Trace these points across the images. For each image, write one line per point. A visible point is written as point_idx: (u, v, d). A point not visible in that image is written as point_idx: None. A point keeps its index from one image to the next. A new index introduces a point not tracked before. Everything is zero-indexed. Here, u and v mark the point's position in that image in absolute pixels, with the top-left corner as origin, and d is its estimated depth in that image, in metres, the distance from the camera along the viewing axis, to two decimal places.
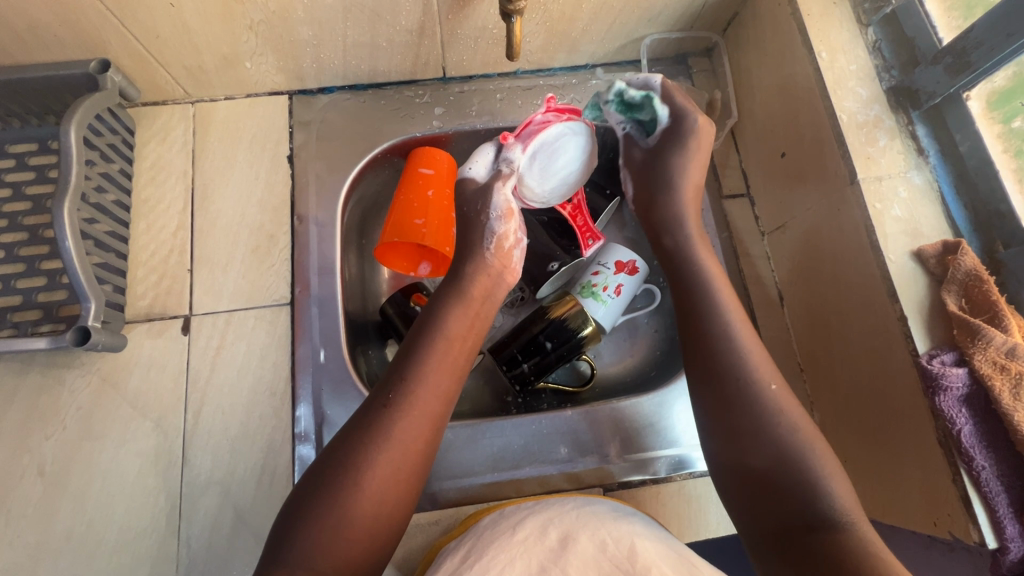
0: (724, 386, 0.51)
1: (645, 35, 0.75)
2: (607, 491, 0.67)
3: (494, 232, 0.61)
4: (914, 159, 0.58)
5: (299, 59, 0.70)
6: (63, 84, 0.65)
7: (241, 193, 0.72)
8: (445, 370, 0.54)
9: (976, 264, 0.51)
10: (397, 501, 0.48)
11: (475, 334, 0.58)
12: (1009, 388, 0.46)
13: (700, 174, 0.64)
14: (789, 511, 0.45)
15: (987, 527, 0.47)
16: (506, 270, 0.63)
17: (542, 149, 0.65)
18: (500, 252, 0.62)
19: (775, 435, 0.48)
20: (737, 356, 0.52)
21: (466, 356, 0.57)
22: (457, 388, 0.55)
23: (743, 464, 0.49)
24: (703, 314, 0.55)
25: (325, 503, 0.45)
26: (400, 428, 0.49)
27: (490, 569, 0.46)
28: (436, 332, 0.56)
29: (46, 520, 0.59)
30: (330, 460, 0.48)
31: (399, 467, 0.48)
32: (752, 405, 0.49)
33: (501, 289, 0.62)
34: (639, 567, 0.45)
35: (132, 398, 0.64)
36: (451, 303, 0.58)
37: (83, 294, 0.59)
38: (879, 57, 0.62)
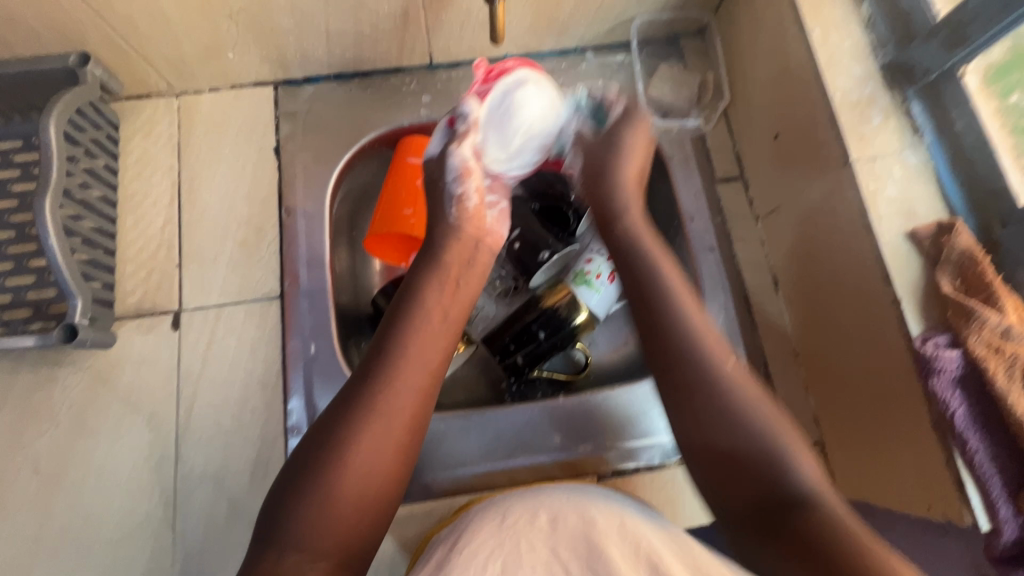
0: (681, 374, 0.50)
1: (636, 15, 0.74)
2: (600, 479, 0.67)
3: (454, 196, 0.60)
4: (910, 138, 0.56)
5: (283, 48, 0.69)
6: (43, 79, 0.64)
7: (228, 186, 0.72)
8: (429, 342, 0.53)
9: (971, 244, 0.50)
10: (386, 476, 0.48)
11: (457, 305, 0.57)
12: (1004, 368, 0.45)
13: (643, 156, 0.63)
14: (763, 489, 0.45)
15: (981, 510, 0.47)
16: (482, 234, 0.61)
17: (499, 102, 0.59)
18: (465, 214, 0.60)
19: (738, 418, 0.47)
20: (689, 341, 0.51)
21: (451, 325, 0.56)
22: (444, 359, 0.54)
23: (708, 442, 0.48)
24: (656, 311, 0.53)
25: (315, 483, 0.45)
26: (385, 402, 0.49)
27: (480, 552, 0.46)
28: (417, 304, 0.55)
29: (43, 515, 0.60)
30: (316, 441, 0.47)
31: (387, 440, 0.48)
32: (709, 393, 0.49)
33: (480, 254, 0.61)
34: (630, 539, 0.46)
35: (124, 394, 0.64)
36: (429, 274, 0.57)
37: (70, 291, 0.59)
38: (874, 32, 0.60)
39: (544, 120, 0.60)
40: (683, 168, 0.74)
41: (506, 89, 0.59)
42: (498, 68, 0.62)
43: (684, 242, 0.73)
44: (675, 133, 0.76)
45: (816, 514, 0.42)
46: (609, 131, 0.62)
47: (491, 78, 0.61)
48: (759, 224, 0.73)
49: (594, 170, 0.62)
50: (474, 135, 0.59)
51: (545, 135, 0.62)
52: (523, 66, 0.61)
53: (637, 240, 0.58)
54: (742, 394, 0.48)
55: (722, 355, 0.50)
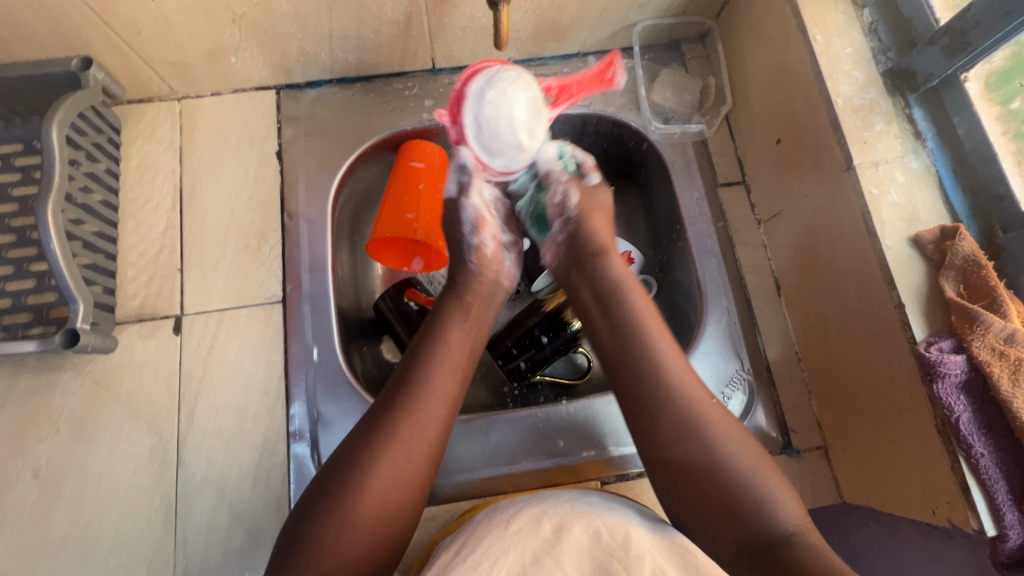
0: (657, 421, 0.51)
1: (637, 21, 0.74)
2: (604, 484, 0.66)
3: (472, 245, 0.61)
4: (912, 143, 0.57)
5: (285, 53, 0.69)
6: (44, 83, 0.64)
7: (230, 190, 0.72)
8: (448, 369, 0.54)
9: (974, 249, 0.50)
10: (405, 499, 0.48)
11: (476, 337, 0.58)
12: (1008, 373, 0.45)
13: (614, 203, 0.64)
14: (749, 531, 0.46)
15: (986, 515, 0.46)
16: (500, 273, 0.62)
17: (478, 126, 0.56)
18: (484, 258, 0.61)
19: (721, 463, 0.49)
20: (669, 385, 0.52)
21: (468, 357, 0.56)
22: (461, 389, 0.54)
23: (693, 483, 0.49)
24: (633, 361, 0.54)
25: (332, 506, 0.46)
26: (404, 428, 0.49)
27: (483, 563, 0.45)
28: (438, 334, 0.56)
29: (42, 522, 0.59)
30: (339, 464, 0.48)
31: (403, 467, 0.48)
32: (691, 440, 0.50)
33: (499, 292, 0.62)
34: (633, 555, 0.45)
35: (125, 399, 0.63)
36: (451, 308, 0.58)
37: (71, 296, 0.59)
38: (875, 39, 0.60)
39: (531, 112, 0.56)
40: (685, 172, 0.75)
41: (478, 112, 0.56)
42: (455, 96, 0.58)
43: (686, 246, 0.73)
44: (676, 138, 0.76)
45: (796, 552, 0.44)
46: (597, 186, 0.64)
47: (455, 109, 0.58)
48: (761, 229, 0.73)
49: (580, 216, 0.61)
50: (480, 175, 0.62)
51: (538, 115, 0.57)
52: (472, 76, 0.57)
53: (616, 285, 0.58)
54: (717, 435, 0.50)
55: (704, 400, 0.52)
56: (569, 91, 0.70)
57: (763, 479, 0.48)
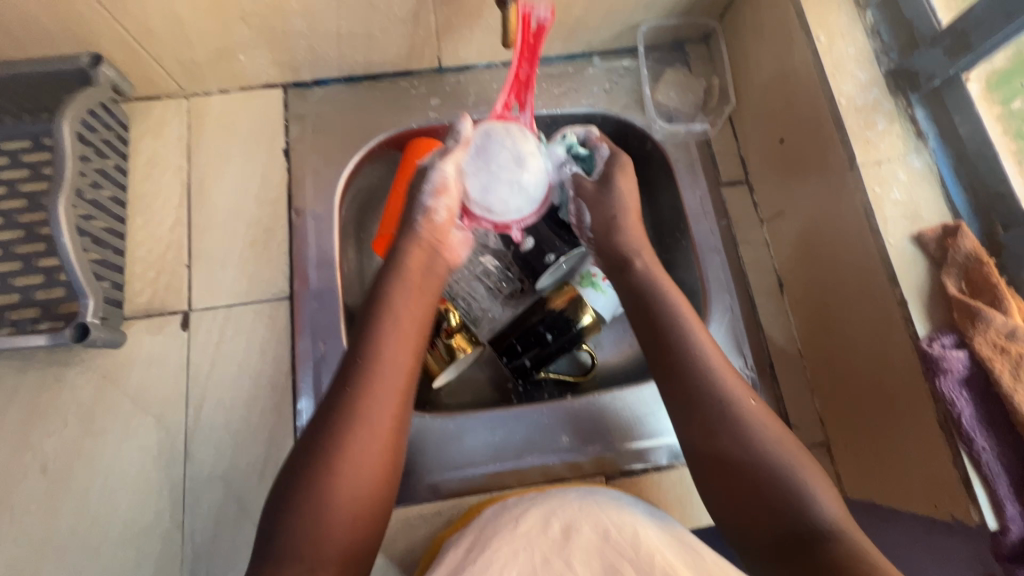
0: (701, 414, 0.51)
1: (642, 21, 0.75)
2: (609, 480, 0.66)
3: (424, 207, 0.60)
4: (914, 143, 0.57)
5: (294, 51, 0.69)
6: (54, 79, 0.64)
7: (237, 187, 0.72)
8: (400, 340, 0.53)
9: (976, 246, 0.51)
10: (370, 479, 0.47)
11: (423, 304, 0.57)
12: (1009, 368, 0.46)
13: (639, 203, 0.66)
14: (789, 526, 0.45)
15: (988, 507, 0.47)
16: (444, 244, 0.61)
17: (482, 193, 0.63)
18: (431, 223, 0.60)
19: (759, 454, 0.48)
20: (711, 377, 0.52)
21: (418, 325, 0.55)
22: (413, 357, 0.53)
23: (733, 476, 0.48)
24: (675, 353, 0.54)
25: (304, 496, 0.45)
26: (362, 404, 0.48)
27: (495, 563, 0.46)
28: (384, 307, 0.55)
29: (51, 515, 0.59)
30: (304, 453, 0.47)
31: (366, 446, 0.47)
32: (731, 431, 0.49)
33: (439, 258, 0.60)
34: (642, 554, 0.45)
35: (133, 394, 0.64)
36: (395, 277, 0.57)
37: (81, 290, 0.59)
38: (878, 40, 0.61)
39: (502, 139, 0.63)
40: (689, 172, 0.75)
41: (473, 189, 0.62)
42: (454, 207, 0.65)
43: (690, 245, 0.74)
44: (680, 137, 0.77)
45: (840, 548, 0.42)
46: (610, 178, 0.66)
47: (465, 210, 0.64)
48: (764, 228, 0.74)
49: (604, 219, 0.64)
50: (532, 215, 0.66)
51: (509, 139, 0.64)
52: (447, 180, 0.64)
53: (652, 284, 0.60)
54: (762, 432, 0.49)
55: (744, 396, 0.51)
56: (523, 79, 0.67)
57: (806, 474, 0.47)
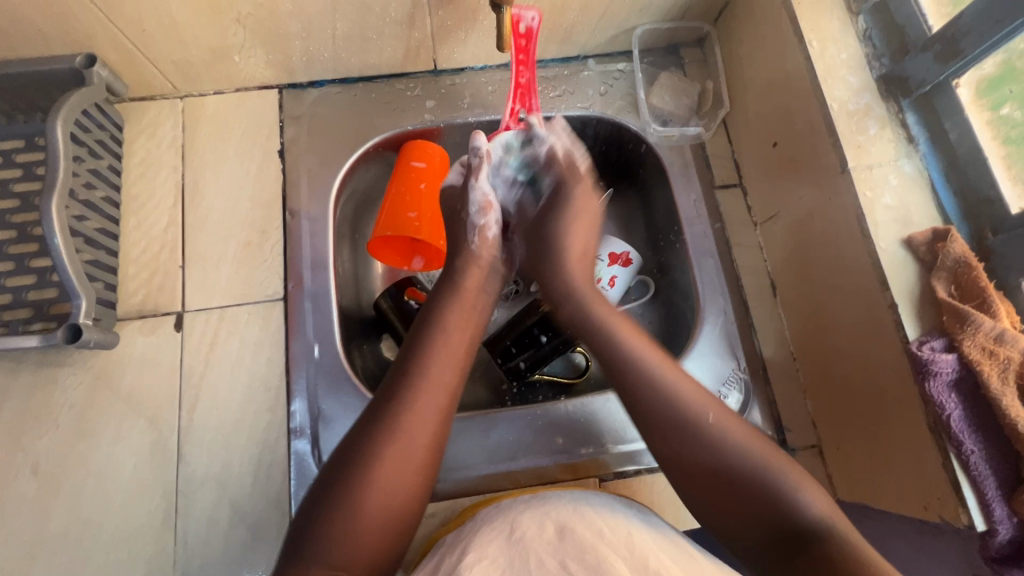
0: (669, 441, 0.53)
1: (637, 25, 0.75)
2: (603, 482, 0.66)
3: (476, 226, 0.65)
4: (905, 147, 0.58)
5: (289, 52, 0.69)
6: (48, 79, 0.64)
7: (232, 188, 0.72)
8: (452, 354, 0.56)
9: (965, 250, 0.51)
10: (407, 492, 0.48)
11: (474, 323, 0.60)
12: (998, 372, 0.47)
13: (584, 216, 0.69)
14: (771, 526, 0.48)
15: (976, 510, 0.47)
16: (498, 264, 0.65)
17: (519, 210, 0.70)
18: (484, 241, 0.65)
19: (716, 454, 0.51)
20: (651, 387, 0.54)
21: (469, 344, 0.58)
22: (462, 375, 0.55)
23: (701, 478, 0.51)
24: (634, 384, 0.55)
25: (340, 495, 0.46)
26: (413, 410, 0.50)
27: (489, 568, 0.46)
28: (437, 322, 0.57)
29: (42, 517, 0.59)
30: (344, 458, 0.48)
31: (411, 451, 0.49)
32: (685, 438, 0.52)
33: (495, 281, 0.65)
34: (636, 554, 0.46)
35: (126, 396, 0.64)
36: (451, 296, 0.60)
37: (74, 291, 0.59)
38: (869, 45, 0.62)
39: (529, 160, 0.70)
40: (683, 175, 0.76)
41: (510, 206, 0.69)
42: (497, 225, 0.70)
43: (684, 247, 0.74)
44: (675, 140, 0.77)
45: (829, 540, 0.45)
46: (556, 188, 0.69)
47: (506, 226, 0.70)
48: (758, 231, 0.74)
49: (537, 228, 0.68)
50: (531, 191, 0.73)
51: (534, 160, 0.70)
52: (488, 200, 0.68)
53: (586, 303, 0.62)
54: (725, 437, 0.52)
55: (690, 405, 0.53)
56: (524, 85, 0.70)
57: (790, 478, 0.49)
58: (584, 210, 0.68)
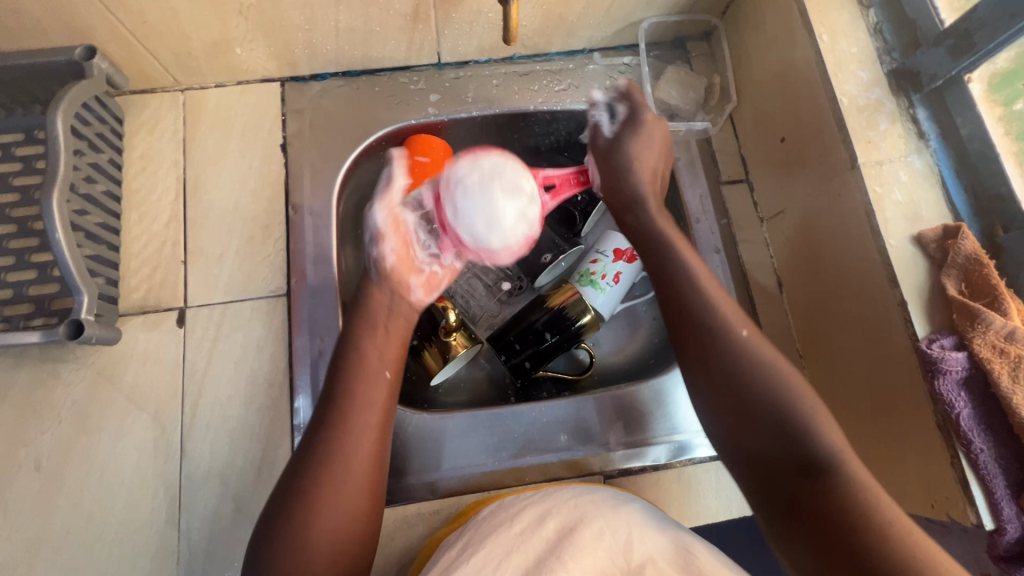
0: (704, 343, 0.51)
1: (644, 18, 0.74)
2: (607, 478, 0.67)
3: (376, 255, 0.59)
4: (915, 143, 0.57)
5: (292, 45, 0.68)
6: (48, 72, 0.63)
7: (233, 182, 0.71)
8: (364, 391, 0.51)
9: (976, 248, 0.50)
10: (349, 528, 0.47)
11: (393, 347, 0.56)
12: (1008, 370, 0.46)
13: (657, 159, 0.63)
14: (786, 444, 0.45)
15: (985, 509, 0.47)
16: (406, 287, 0.59)
17: (460, 201, 0.58)
18: (385, 272, 0.59)
19: (758, 377, 0.48)
20: (713, 311, 0.52)
21: (386, 365, 0.54)
22: (385, 401, 0.52)
23: (749, 412, 0.47)
24: (685, 299, 0.53)
25: (281, 539, 0.45)
26: (328, 466, 0.47)
27: (485, 564, 0.46)
28: (353, 347, 0.54)
29: (44, 512, 0.59)
30: (279, 504, 0.47)
31: (342, 493, 0.47)
32: (743, 363, 0.49)
33: (405, 303, 0.59)
34: (633, 564, 0.45)
35: (129, 392, 0.63)
36: (361, 330, 0.55)
37: (75, 286, 0.58)
38: (880, 39, 0.61)
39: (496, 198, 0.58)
40: (689, 170, 0.75)
41: (460, 207, 0.58)
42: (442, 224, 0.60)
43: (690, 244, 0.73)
44: (681, 135, 0.76)
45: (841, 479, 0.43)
46: (615, 139, 0.64)
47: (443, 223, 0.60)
48: (764, 227, 0.73)
49: (611, 180, 0.63)
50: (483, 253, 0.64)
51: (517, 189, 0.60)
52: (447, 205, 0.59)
53: (654, 221, 0.59)
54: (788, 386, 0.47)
55: (737, 325, 0.51)
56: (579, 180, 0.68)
57: (807, 403, 0.47)
58: (652, 158, 0.63)
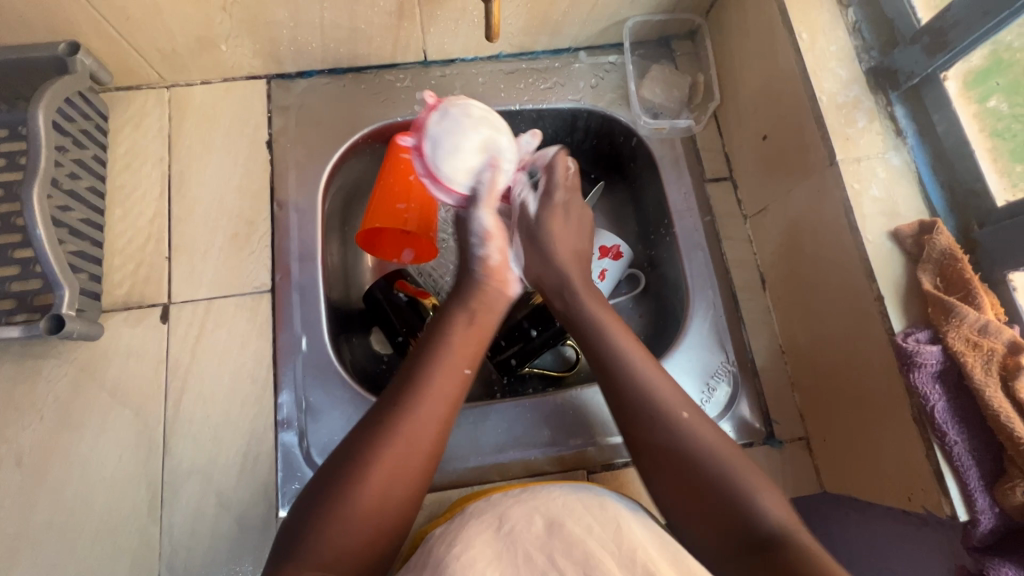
0: (638, 425, 0.53)
1: (628, 17, 0.75)
2: (591, 475, 0.66)
3: (479, 257, 0.62)
4: (893, 140, 0.58)
5: (277, 42, 0.69)
6: (31, 68, 0.63)
7: (219, 179, 0.71)
8: (449, 376, 0.54)
9: (951, 243, 0.51)
10: (402, 496, 0.49)
11: (479, 341, 0.58)
12: (981, 363, 0.47)
13: (579, 244, 0.66)
14: (741, 532, 0.46)
15: (959, 500, 0.47)
16: (505, 286, 0.62)
17: (439, 120, 0.58)
18: (489, 269, 0.62)
19: (698, 459, 0.50)
20: (647, 392, 0.54)
21: (472, 357, 0.57)
22: (464, 385, 0.55)
23: (700, 487, 0.49)
24: (619, 380, 0.55)
25: (337, 492, 0.47)
26: (399, 436, 0.50)
27: (477, 560, 0.45)
28: (441, 331, 0.57)
29: (26, 509, 0.59)
30: (340, 460, 0.49)
31: (408, 457, 0.49)
32: (678, 441, 0.51)
33: (502, 302, 0.62)
34: (625, 548, 0.46)
35: (112, 388, 0.63)
36: (455, 318, 0.58)
37: (57, 281, 0.58)
38: (859, 38, 0.62)
39: (472, 137, 0.58)
40: (673, 168, 0.75)
41: (440, 128, 0.58)
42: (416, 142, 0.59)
43: (675, 241, 0.74)
44: (665, 133, 0.77)
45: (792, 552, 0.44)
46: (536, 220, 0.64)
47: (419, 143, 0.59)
48: (747, 225, 0.74)
49: (540, 263, 0.64)
50: (494, 196, 0.61)
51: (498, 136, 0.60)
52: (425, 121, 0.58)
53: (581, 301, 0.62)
54: (730, 463, 0.50)
55: (678, 407, 0.53)
56: None
57: (749, 483, 0.48)
58: (570, 243, 0.65)
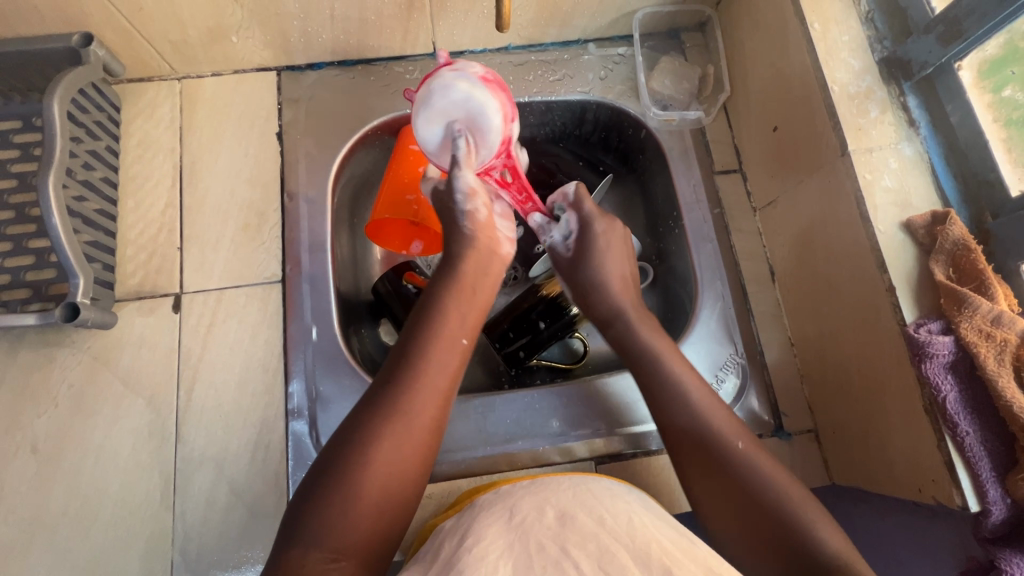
0: (702, 452, 0.52)
1: (638, 8, 0.75)
2: (598, 465, 0.66)
3: (466, 211, 0.59)
4: (906, 130, 0.58)
5: (288, 33, 0.69)
6: (45, 59, 0.64)
7: (229, 170, 0.72)
8: (446, 349, 0.54)
9: (964, 233, 0.51)
10: (407, 475, 0.49)
11: (474, 314, 0.58)
12: (995, 354, 0.46)
13: (626, 270, 0.66)
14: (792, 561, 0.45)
15: (970, 491, 0.47)
16: (496, 244, 0.61)
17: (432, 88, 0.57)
18: (478, 224, 0.59)
19: (757, 488, 0.49)
20: (705, 420, 0.54)
21: (469, 328, 0.57)
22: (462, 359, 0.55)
23: (761, 522, 0.47)
24: (676, 407, 0.55)
25: (342, 472, 0.47)
26: (401, 413, 0.49)
27: (488, 553, 0.44)
28: (436, 303, 0.57)
29: (41, 495, 0.60)
30: (342, 440, 0.49)
31: (411, 434, 0.49)
32: (742, 474, 0.50)
33: (495, 264, 0.61)
34: (638, 541, 0.45)
35: (125, 376, 0.64)
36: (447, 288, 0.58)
37: (72, 270, 0.59)
38: (872, 27, 0.61)
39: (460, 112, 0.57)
40: (682, 161, 0.75)
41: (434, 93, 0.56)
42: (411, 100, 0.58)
43: (684, 234, 0.74)
44: (675, 125, 0.76)
45: None
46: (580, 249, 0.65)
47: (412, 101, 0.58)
48: (757, 217, 0.74)
49: (589, 291, 0.65)
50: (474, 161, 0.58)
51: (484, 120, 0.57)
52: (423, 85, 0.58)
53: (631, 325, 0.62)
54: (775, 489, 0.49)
55: (734, 437, 0.52)
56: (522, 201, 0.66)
57: (806, 512, 0.47)
58: (619, 268, 0.65)
